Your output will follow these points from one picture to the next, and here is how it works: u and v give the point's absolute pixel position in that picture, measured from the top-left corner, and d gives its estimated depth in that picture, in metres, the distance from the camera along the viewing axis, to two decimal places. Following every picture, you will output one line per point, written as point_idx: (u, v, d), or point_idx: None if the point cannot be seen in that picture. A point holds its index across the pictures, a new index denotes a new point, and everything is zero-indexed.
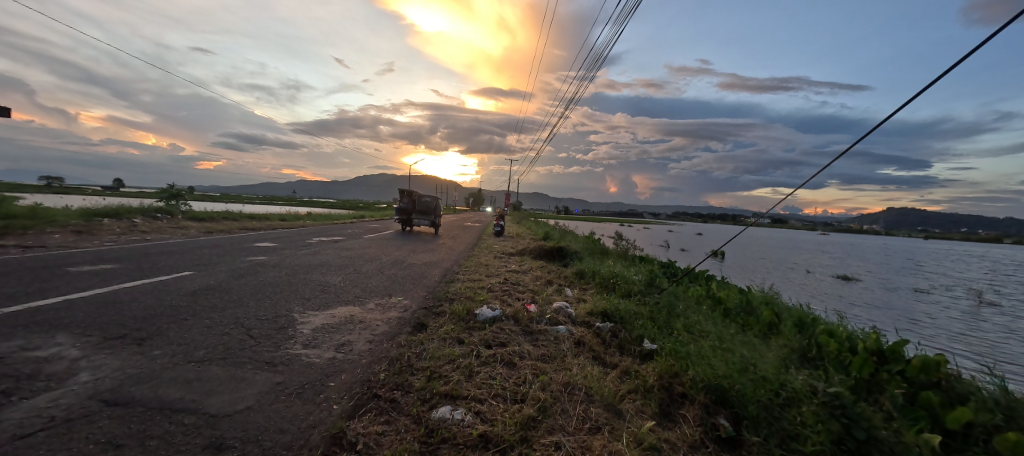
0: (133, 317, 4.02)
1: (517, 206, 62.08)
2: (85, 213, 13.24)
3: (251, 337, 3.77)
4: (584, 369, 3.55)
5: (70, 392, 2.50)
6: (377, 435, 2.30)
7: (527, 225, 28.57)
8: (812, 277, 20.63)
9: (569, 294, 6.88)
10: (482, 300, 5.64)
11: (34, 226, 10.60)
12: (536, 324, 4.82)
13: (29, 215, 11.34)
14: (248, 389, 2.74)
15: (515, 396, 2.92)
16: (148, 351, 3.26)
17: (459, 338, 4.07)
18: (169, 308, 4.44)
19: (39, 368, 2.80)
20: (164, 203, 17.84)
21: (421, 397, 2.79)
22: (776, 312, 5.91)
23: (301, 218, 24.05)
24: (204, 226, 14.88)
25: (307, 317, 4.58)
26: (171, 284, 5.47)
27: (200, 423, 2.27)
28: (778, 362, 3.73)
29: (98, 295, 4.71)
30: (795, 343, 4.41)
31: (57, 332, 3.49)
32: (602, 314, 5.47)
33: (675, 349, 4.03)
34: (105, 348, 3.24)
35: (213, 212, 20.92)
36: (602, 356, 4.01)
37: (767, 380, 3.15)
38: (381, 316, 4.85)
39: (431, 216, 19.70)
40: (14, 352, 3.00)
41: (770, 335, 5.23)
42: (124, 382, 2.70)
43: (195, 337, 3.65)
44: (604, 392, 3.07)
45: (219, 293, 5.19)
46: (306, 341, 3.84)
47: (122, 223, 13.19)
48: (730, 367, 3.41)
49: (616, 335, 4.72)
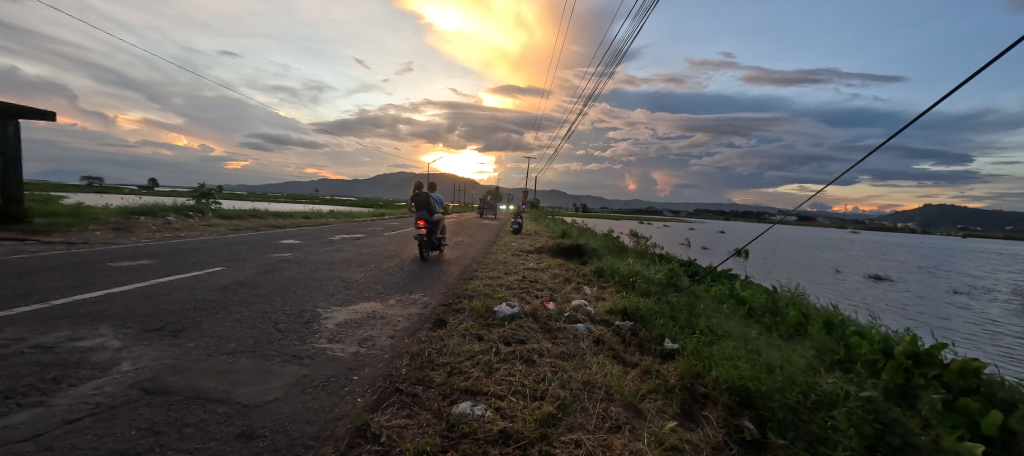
0: (168, 310, 4.22)
1: (534, 203, 61.56)
2: (121, 211, 13.84)
3: (278, 331, 3.89)
4: (604, 368, 3.52)
5: (113, 380, 2.66)
6: (400, 428, 2.35)
7: (544, 223, 28.69)
8: (842, 277, 19.96)
9: (587, 292, 6.81)
10: (501, 298, 5.67)
11: (76, 224, 11.17)
12: (555, 322, 4.81)
13: (73, 214, 12.07)
14: (276, 381, 2.83)
15: (534, 393, 2.92)
16: (183, 342, 3.42)
17: (479, 335, 4.09)
18: (202, 302, 4.63)
19: (85, 357, 2.97)
20: (195, 202, 18.54)
21: (442, 391, 2.83)
22: (804, 313, 5.73)
23: (323, 215, 24.73)
24: (233, 223, 15.42)
25: (331, 312, 4.69)
26: (202, 279, 5.70)
27: (232, 412, 2.37)
28: (807, 364, 3.62)
29: (137, 289, 4.95)
30: (824, 344, 4.28)
31: (100, 324, 3.69)
32: (621, 313, 5.41)
33: (696, 348, 3.95)
34: (144, 339, 3.42)
35: (241, 210, 21.70)
36: (621, 355, 3.97)
37: (793, 382, 3.07)
38: (402, 312, 4.93)
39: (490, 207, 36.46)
40: (62, 342, 3.20)
41: (796, 336, 5.09)
42: (160, 372, 2.83)
43: (226, 330, 3.80)
44: (624, 391, 3.05)
45: (247, 289, 5.37)
46: (330, 335, 3.94)
47: (157, 220, 13.86)
48: (752, 367, 3.36)
49: (636, 333, 4.65)
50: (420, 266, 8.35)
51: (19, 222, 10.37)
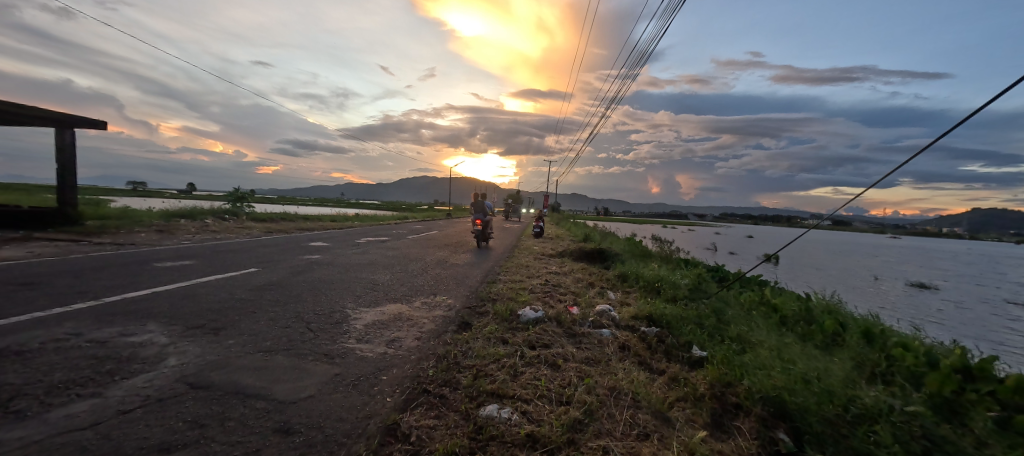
0: (209, 309, 4.44)
1: (555, 206, 61.21)
2: (165, 214, 14.69)
3: (310, 331, 4.02)
4: (630, 374, 3.47)
5: (161, 374, 2.82)
6: (429, 428, 2.39)
7: (566, 227, 28.51)
8: (881, 285, 18.95)
9: (611, 297, 6.73)
10: (524, 301, 5.67)
11: (123, 226, 11.89)
12: (579, 327, 4.78)
13: (121, 217, 12.88)
14: (309, 379, 2.94)
15: (560, 398, 2.91)
16: (223, 340, 3.59)
17: (503, 338, 4.11)
18: (239, 301, 4.85)
19: (136, 352, 3.17)
20: (231, 205, 19.42)
21: (469, 394, 2.86)
22: (841, 322, 5.48)
23: (349, 218, 25.43)
24: (265, 226, 16.08)
25: (360, 313, 4.82)
26: (238, 280, 5.97)
27: (269, 408, 2.47)
28: (846, 376, 3.46)
29: (180, 288, 5.23)
30: (864, 356, 4.08)
31: (148, 320, 3.92)
32: (647, 319, 5.33)
33: (726, 357, 3.84)
34: (188, 336, 3.61)
35: (273, 213, 22.59)
36: (648, 361, 3.91)
37: (831, 395, 2.95)
38: (427, 314, 5.02)
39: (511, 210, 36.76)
40: (116, 337, 3.42)
41: (832, 346, 4.88)
42: (203, 368, 2.98)
43: (261, 328, 3.96)
44: (652, 398, 3.00)
45: (280, 289, 5.59)
46: (359, 335, 4.05)
47: (196, 223, 14.62)
48: (787, 377, 3.25)
49: (662, 340, 4.57)
50: (444, 269, 8.48)
51: (74, 224, 11.16)
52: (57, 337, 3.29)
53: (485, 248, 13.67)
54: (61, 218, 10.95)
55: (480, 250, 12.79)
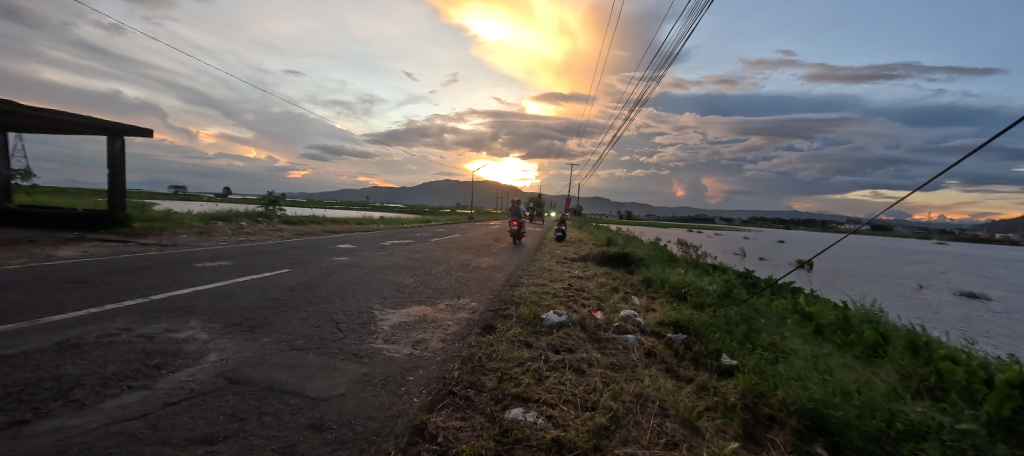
0: (246, 307, 4.65)
1: (578, 210, 60.69)
2: (204, 217, 15.46)
3: (339, 331, 4.15)
4: (657, 381, 3.41)
5: (203, 369, 2.97)
6: (455, 429, 2.42)
7: (588, 230, 28.24)
8: (926, 294, 17.83)
9: (636, 302, 6.62)
10: (547, 306, 5.65)
11: (167, 228, 12.59)
12: (603, 332, 4.73)
13: (165, 219, 13.64)
14: (340, 377, 3.03)
15: (585, 404, 2.89)
16: (259, 337, 3.75)
17: (527, 342, 4.12)
18: (273, 300, 5.06)
19: (180, 347, 3.36)
20: (264, 208, 20.26)
21: (494, 396, 2.88)
22: (882, 332, 5.20)
23: (375, 221, 26.05)
24: (295, 229, 16.67)
25: (386, 314, 4.93)
26: (272, 280, 6.22)
27: (303, 404, 2.56)
28: (890, 390, 3.27)
29: (219, 287, 5.51)
30: (910, 369, 3.85)
31: (191, 317, 4.14)
32: (673, 325, 5.21)
33: (758, 366, 3.71)
34: (227, 333, 3.79)
35: (304, 216, 23.42)
36: (675, 369, 3.82)
37: (874, 409, 2.81)
38: (451, 316, 5.08)
39: (533, 214, 36.72)
40: (162, 333, 3.63)
41: (873, 357, 4.63)
42: (241, 364, 3.12)
43: (294, 327, 4.12)
44: (680, 407, 2.93)
45: (311, 290, 5.78)
46: (386, 336, 4.14)
47: (232, 225, 15.32)
48: (824, 389, 3.11)
49: (690, 347, 4.46)
50: (468, 272, 8.57)
51: (122, 226, 11.88)
52: (109, 332, 3.52)
53: (507, 251, 13.78)
54: (112, 220, 11.67)
55: (503, 253, 12.91)
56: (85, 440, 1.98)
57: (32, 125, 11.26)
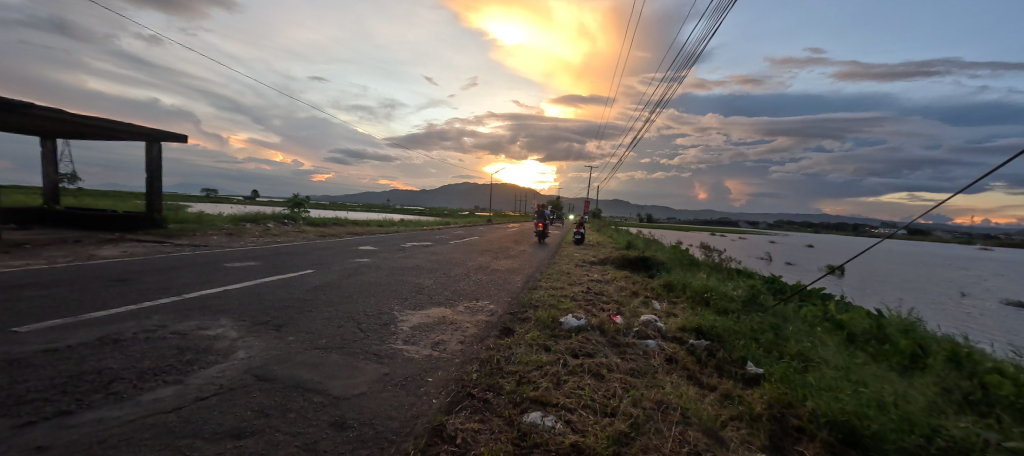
0: (272, 307, 4.80)
1: (597, 212, 60.15)
2: (234, 218, 16.07)
3: (361, 331, 4.23)
4: (678, 388, 3.33)
5: (232, 366, 3.08)
6: (473, 432, 2.42)
7: (607, 233, 27.95)
8: (970, 302, 16.82)
9: (656, 307, 6.50)
10: (566, 309, 5.60)
11: (199, 229, 13.14)
12: (623, 337, 4.66)
13: (198, 221, 14.25)
14: (361, 377, 3.08)
15: (604, 409, 2.85)
16: (284, 336, 3.87)
17: (546, 346, 4.10)
18: (298, 300, 5.21)
19: (211, 344, 3.49)
20: (290, 210, 20.91)
21: (512, 400, 2.87)
22: (921, 342, 4.93)
23: (395, 223, 26.52)
24: (319, 230, 17.13)
25: (406, 315, 5.00)
26: (297, 280, 6.40)
27: (326, 402, 2.62)
28: (930, 404, 3.10)
29: (247, 286, 5.71)
30: (951, 382, 3.64)
31: (221, 315, 4.31)
32: (695, 330, 5.09)
33: (786, 375, 3.58)
34: (254, 331, 3.92)
35: (327, 218, 24.06)
36: (697, 376, 3.73)
37: (911, 423, 2.67)
38: (470, 318, 5.10)
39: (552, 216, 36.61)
40: (194, 330, 3.78)
41: (911, 369, 4.39)
42: (268, 361, 3.22)
43: (317, 327, 4.22)
44: (703, 415, 2.85)
45: (333, 290, 5.92)
46: (406, 337, 4.20)
47: (260, 227, 15.88)
48: (857, 401, 2.98)
49: (713, 354, 4.34)
50: (486, 274, 8.61)
51: (159, 227, 12.46)
52: (146, 328, 3.69)
53: (525, 253, 13.78)
54: (149, 221, 12.27)
55: (521, 256, 12.91)
56: (123, 431, 2.08)
57: (78, 131, 11.96)
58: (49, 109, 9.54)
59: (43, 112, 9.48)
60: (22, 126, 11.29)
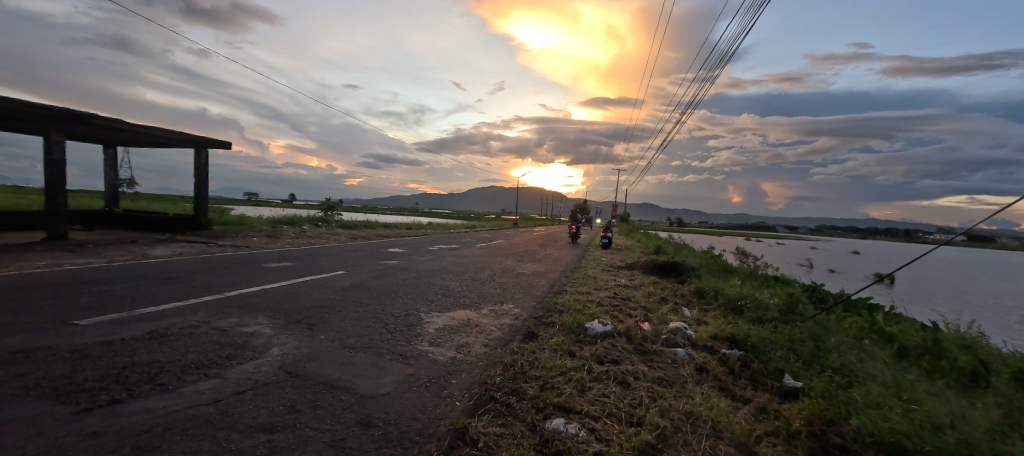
0: (305, 306, 4.99)
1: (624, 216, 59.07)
2: (272, 221, 16.88)
3: (387, 331, 4.33)
4: (709, 400, 3.20)
5: (267, 362, 3.22)
6: (495, 436, 2.41)
7: (636, 238, 27.35)
8: None
9: (686, 314, 6.29)
10: (592, 314, 5.51)
11: (240, 230, 13.88)
12: (650, 344, 4.54)
13: (240, 223, 15.07)
14: (387, 377, 3.15)
15: (630, 418, 2.77)
16: (315, 334, 4.00)
17: (570, 351, 4.05)
18: (329, 300, 5.39)
19: (248, 340, 3.67)
20: (324, 213, 21.74)
21: (535, 405, 2.85)
22: (983, 359, 4.51)
23: (423, 226, 27.03)
24: (351, 233, 17.69)
25: (432, 317, 5.07)
26: (329, 281, 6.63)
27: (353, 401, 2.69)
28: (993, 427, 2.83)
29: (282, 286, 5.96)
30: (1020, 404, 3.30)
31: (258, 313, 4.52)
32: (728, 340, 4.89)
33: (827, 389, 3.36)
34: (288, 329, 4.09)
35: (358, 220, 24.79)
36: (729, 387, 3.57)
37: (972, 446, 2.45)
38: (495, 322, 5.12)
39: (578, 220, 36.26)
40: (234, 326, 3.99)
41: (972, 388, 4.02)
42: (300, 359, 3.34)
43: (347, 327, 4.35)
44: (735, 429, 2.72)
45: (362, 291, 6.09)
46: (431, 338, 4.26)
47: (296, 229, 16.59)
48: (909, 420, 2.76)
49: (747, 365, 4.15)
50: (511, 278, 8.61)
51: (205, 229, 13.24)
52: (190, 324, 3.92)
53: (551, 257, 13.70)
54: (196, 223, 13.07)
55: (546, 260, 12.83)
56: (167, 421, 2.21)
57: (135, 140, 12.93)
58: (111, 119, 10.37)
59: (106, 122, 10.31)
60: (88, 135, 12.32)
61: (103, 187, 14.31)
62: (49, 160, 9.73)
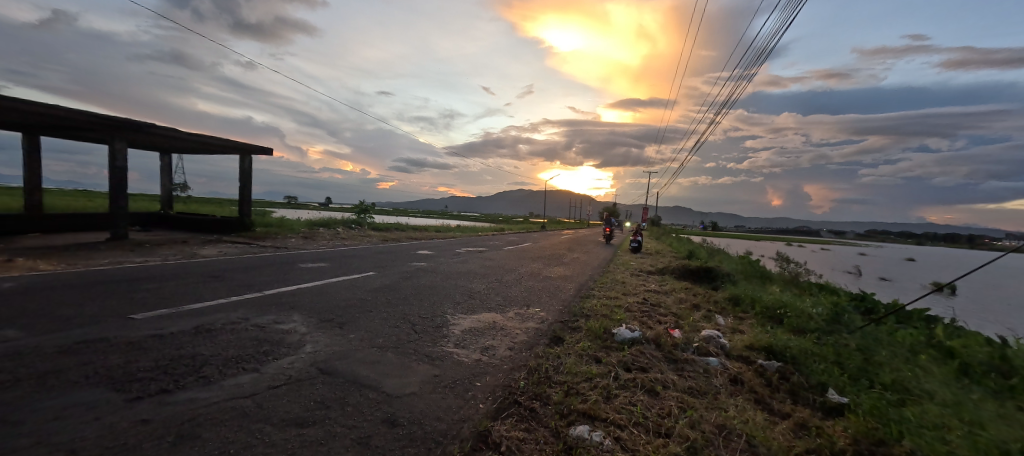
0: (337, 305, 5.17)
1: (655, 219, 57.63)
2: (310, 223, 17.65)
3: (414, 332, 4.41)
4: (744, 413, 3.04)
5: (301, 358, 3.36)
6: (518, 440, 2.40)
7: (668, 242, 26.58)
8: None
9: (720, 322, 6.03)
10: (619, 320, 5.39)
11: (280, 232, 14.59)
12: (681, 352, 4.38)
13: (279, 225, 15.85)
14: (413, 377, 3.20)
15: (658, 429, 2.68)
16: (346, 333, 4.13)
17: (596, 357, 3.97)
18: (359, 300, 5.56)
19: (284, 337, 3.84)
20: (357, 216, 22.52)
21: (559, 411, 2.81)
22: None
23: (452, 229, 27.43)
24: (382, 235, 18.21)
25: (458, 319, 5.12)
26: (360, 281, 6.85)
27: (380, 399, 2.75)
28: None
29: (316, 286, 6.21)
30: None
31: (293, 311, 4.73)
32: (765, 350, 4.64)
33: (876, 407, 3.12)
34: (320, 327, 4.24)
35: (390, 223, 25.52)
36: (766, 400, 3.38)
37: None
38: (520, 325, 5.11)
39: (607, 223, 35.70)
40: (271, 324, 4.19)
41: None
42: (331, 356, 3.46)
43: (376, 326, 4.46)
44: (772, 445, 2.57)
45: (391, 292, 6.23)
46: (457, 340, 4.30)
47: (331, 231, 17.26)
48: (972, 445, 2.52)
49: (786, 377, 3.92)
50: (538, 281, 8.58)
51: (248, 231, 14.01)
52: (232, 320, 4.16)
53: (578, 261, 13.54)
54: (240, 225, 13.86)
55: (574, 263, 12.69)
56: (208, 412, 2.33)
57: (187, 147, 13.89)
58: (166, 128, 11.17)
59: (162, 131, 11.13)
60: (146, 143, 13.35)
61: (160, 192, 15.45)
62: (114, 167, 10.61)
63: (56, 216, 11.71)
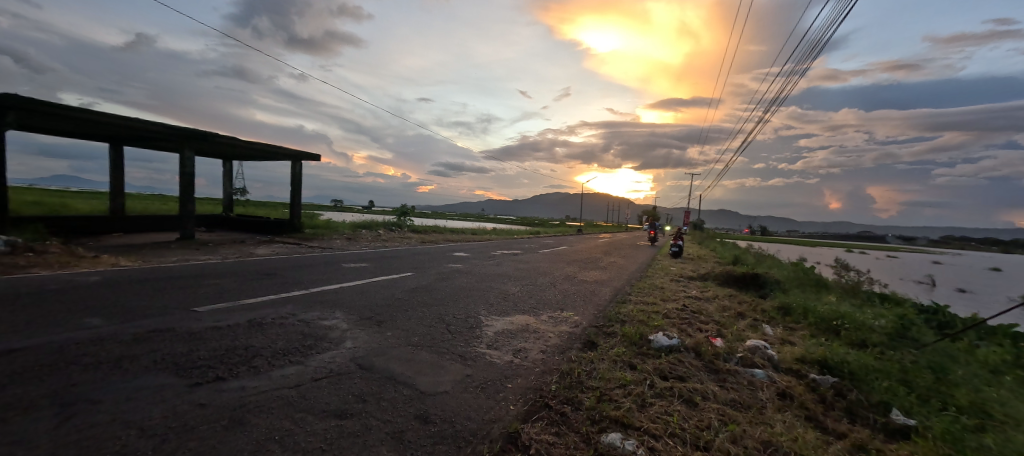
0: (375, 304, 5.37)
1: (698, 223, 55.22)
2: (353, 225, 18.47)
3: (448, 332, 4.48)
4: (792, 430, 2.83)
5: (341, 353, 3.52)
6: (547, 444, 2.37)
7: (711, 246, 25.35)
8: None
9: (767, 332, 5.66)
10: (657, 326, 5.21)
11: (326, 233, 15.39)
12: (723, 362, 4.16)
13: (325, 226, 16.71)
14: (445, 376, 3.26)
15: (696, 441, 2.55)
16: (383, 331, 4.28)
17: (631, 363, 3.85)
18: (396, 299, 5.74)
19: (326, 332, 4.04)
20: (397, 218, 23.33)
21: (591, 416, 2.75)
22: None
23: (487, 232, 27.70)
24: (420, 237, 18.72)
25: (491, 321, 5.16)
26: (397, 281, 7.07)
27: (413, 396, 2.82)
28: None
29: (357, 285, 6.48)
30: None
31: (335, 309, 4.97)
32: (818, 363, 4.31)
33: (950, 432, 2.81)
34: (360, 325, 4.42)
35: (427, 226, 26.18)
36: (818, 417, 3.13)
37: None
38: (554, 328, 5.06)
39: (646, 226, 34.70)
40: (315, 319, 4.43)
41: None
42: (368, 353, 3.59)
43: (412, 325, 4.58)
44: None
45: (427, 292, 6.39)
46: (490, 341, 4.33)
47: (372, 233, 17.97)
48: None
49: (843, 394, 3.61)
50: (572, 285, 8.47)
51: (297, 232, 14.90)
52: (281, 315, 4.43)
53: (615, 265, 13.23)
54: (290, 226, 14.77)
55: (610, 268, 12.40)
56: (256, 400, 2.50)
57: (246, 154, 15.00)
58: (228, 137, 12.14)
59: (224, 140, 12.10)
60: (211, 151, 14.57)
61: (222, 196, 16.78)
62: (183, 172, 11.66)
63: (135, 218, 13.02)
